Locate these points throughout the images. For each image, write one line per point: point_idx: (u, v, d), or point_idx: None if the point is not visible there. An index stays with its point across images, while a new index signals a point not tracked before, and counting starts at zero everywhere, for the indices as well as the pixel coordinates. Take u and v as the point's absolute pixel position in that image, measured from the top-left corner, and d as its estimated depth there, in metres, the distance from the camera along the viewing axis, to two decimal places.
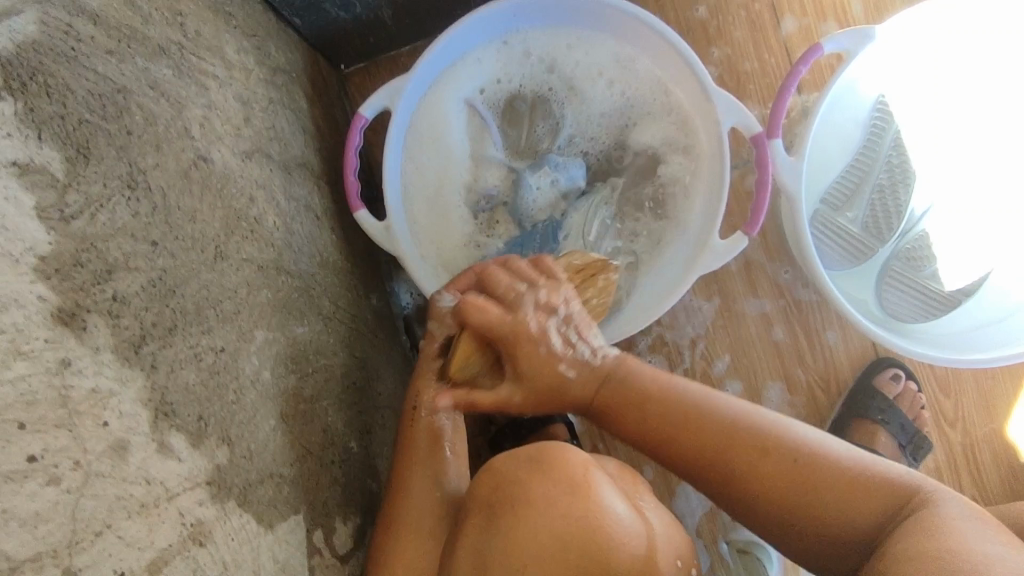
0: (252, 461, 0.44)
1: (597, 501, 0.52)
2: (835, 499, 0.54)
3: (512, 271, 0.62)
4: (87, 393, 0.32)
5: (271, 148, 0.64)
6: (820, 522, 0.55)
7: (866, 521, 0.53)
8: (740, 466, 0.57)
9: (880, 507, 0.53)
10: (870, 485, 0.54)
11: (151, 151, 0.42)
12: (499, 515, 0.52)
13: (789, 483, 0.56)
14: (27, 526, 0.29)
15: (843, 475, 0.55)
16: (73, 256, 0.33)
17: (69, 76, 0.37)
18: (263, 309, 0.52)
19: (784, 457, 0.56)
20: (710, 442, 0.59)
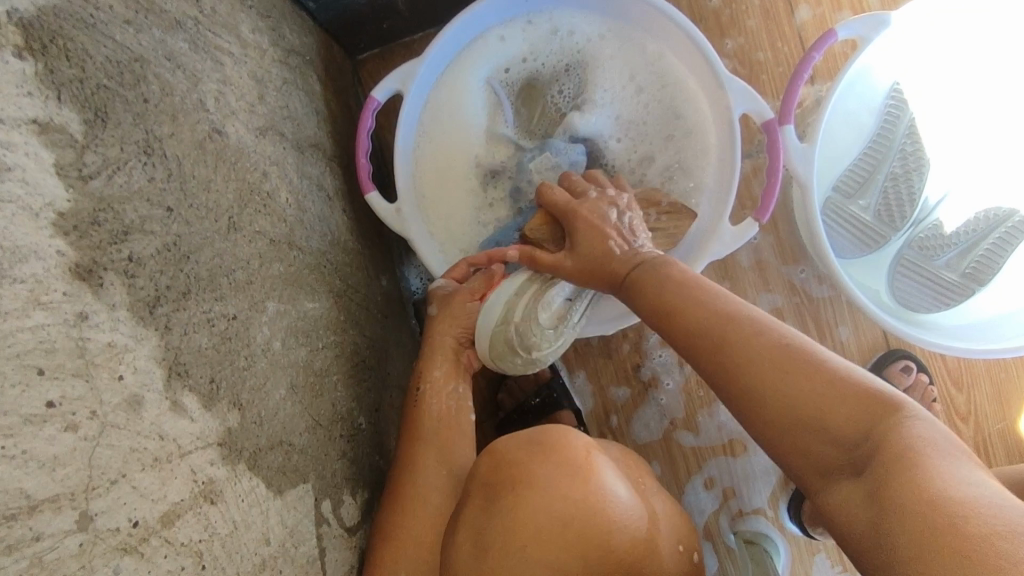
0: (262, 427, 0.45)
1: (599, 484, 0.52)
2: (833, 402, 0.44)
3: (572, 191, 0.65)
4: (103, 346, 0.33)
5: (285, 127, 0.65)
6: (782, 410, 0.45)
7: (847, 423, 0.43)
8: (735, 334, 0.50)
9: (858, 415, 0.43)
10: (868, 401, 0.42)
11: (167, 121, 0.43)
12: (498, 499, 0.52)
13: (817, 377, 0.45)
14: (45, 468, 0.29)
15: (852, 396, 0.44)
16: (91, 215, 0.34)
17: (89, 41, 0.37)
18: (275, 282, 0.53)
19: (768, 339, 0.48)
20: (698, 338, 0.53)
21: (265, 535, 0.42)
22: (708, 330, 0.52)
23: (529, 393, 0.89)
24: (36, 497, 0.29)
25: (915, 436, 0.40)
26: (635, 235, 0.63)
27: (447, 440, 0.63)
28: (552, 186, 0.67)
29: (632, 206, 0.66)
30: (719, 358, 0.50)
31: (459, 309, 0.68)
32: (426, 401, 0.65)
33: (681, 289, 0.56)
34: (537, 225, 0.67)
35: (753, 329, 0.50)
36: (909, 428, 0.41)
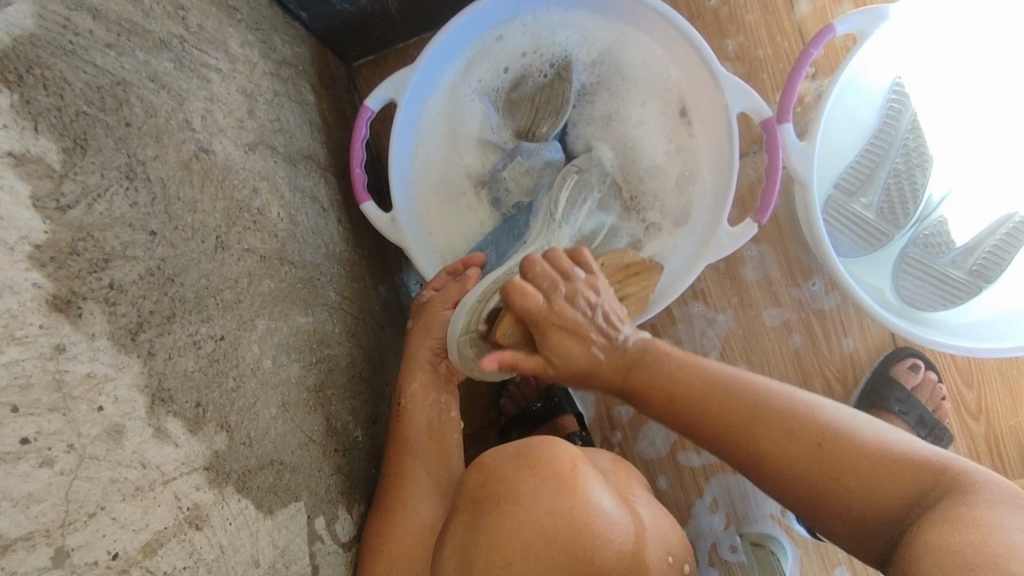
0: (252, 447, 0.45)
1: (585, 497, 0.51)
2: (869, 492, 0.51)
3: (542, 288, 0.56)
4: (82, 377, 0.33)
5: (276, 140, 0.65)
6: (835, 484, 0.52)
7: (898, 496, 0.51)
8: (764, 447, 0.55)
9: (906, 489, 0.51)
10: (894, 464, 0.52)
11: (150, 143, 0.43)
12: (483, 513, 0.51)
13: (809, 447, 0.54)
14: (19, 506, 0.29)
15: (899, 468, 0.52)
16: (69, 245, 0.34)
17: (66, 68, 0.37)
18: (265, 298, 0.53)
19: (806, 439, 0.54)
20: (733, 434, 0.57)
21: (254, 556, 0.42)
22: (761, 424, 0.56)
23: (531, 398, 0.91)
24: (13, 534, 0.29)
25: (961, 488, 0.48)
26: (620, 325, 0.59)
27: (434, 450, 0.64)
28: (535, 262, 0.57)
29: (600, 282, 0.58)
30: (756, 425, 0.56)
31: (438, 318, 0.67)
32: (409, 414, 0.65)
33: (717, 404, 0.58)
34: (507, 326, 0.58)
35: (802, 408, 0.56)
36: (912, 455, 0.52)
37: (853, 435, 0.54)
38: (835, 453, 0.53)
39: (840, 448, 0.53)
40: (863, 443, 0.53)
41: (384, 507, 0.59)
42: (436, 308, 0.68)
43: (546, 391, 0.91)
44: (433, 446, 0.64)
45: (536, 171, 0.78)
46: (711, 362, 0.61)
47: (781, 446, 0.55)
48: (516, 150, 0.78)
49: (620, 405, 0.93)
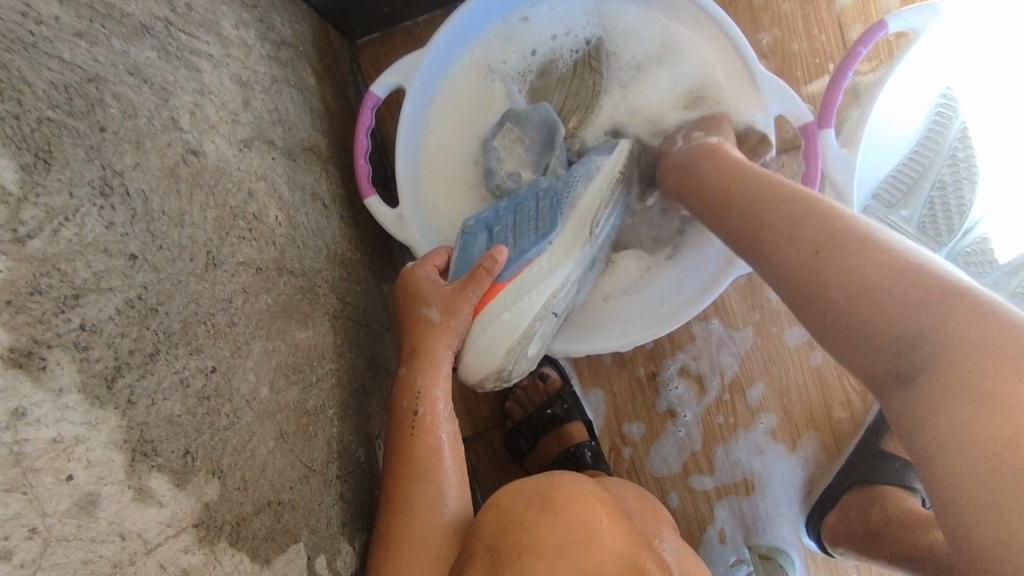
0: (248, 492, 0.41)
1: (613, 554, 0.47)
2: (882, 313, 0.39)
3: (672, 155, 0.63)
4: (47, 445, 0.28)
5: (274, 134, 0.59)
6: (845, 312, 0.41)
7: (907, 331, 0.37)
8: (766, 206, 0.50)
9: (922, 312, 0.36)
10: (919, 287, 0.37)
11: (129, 149, 0.37)
12: (503, 564, 0.46)
13: (809, 254, 0.44)
14: None
15: (904, 285, 0.38)
16: (30, 283, 0.29)
17: (26, 65, 0.31)
18: (262, 316, 0.48)
19: (803, 244, 0.45)
20: (741, 199, 0.52)
21: None
22: (804, 216, 0.47)
23: (540, 403, 0.91)
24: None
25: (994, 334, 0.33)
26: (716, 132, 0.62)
27: (430, 469, 0.59)
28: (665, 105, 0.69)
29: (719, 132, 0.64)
30: (759, 213, 0.50)
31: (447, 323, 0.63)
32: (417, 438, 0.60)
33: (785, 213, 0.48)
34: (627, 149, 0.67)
35: (857, 233, 0.43)
36: (950, 308, 0.36)
37: (880, 251, 0.41)
38: (829, 267, 0.42)
39: (854, 259, 0.41)
40: (894, 260, 0.40)
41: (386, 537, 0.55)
42: (457, 305, 0.63)
43: (556, 397, 0.91)
44: (431, 465, 0.59)
45: (529, 140, 0.72)
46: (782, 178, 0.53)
47: (802, 228, 0.46)
48: (506, 114, 0.72)
49: (631, 422, 0.93)
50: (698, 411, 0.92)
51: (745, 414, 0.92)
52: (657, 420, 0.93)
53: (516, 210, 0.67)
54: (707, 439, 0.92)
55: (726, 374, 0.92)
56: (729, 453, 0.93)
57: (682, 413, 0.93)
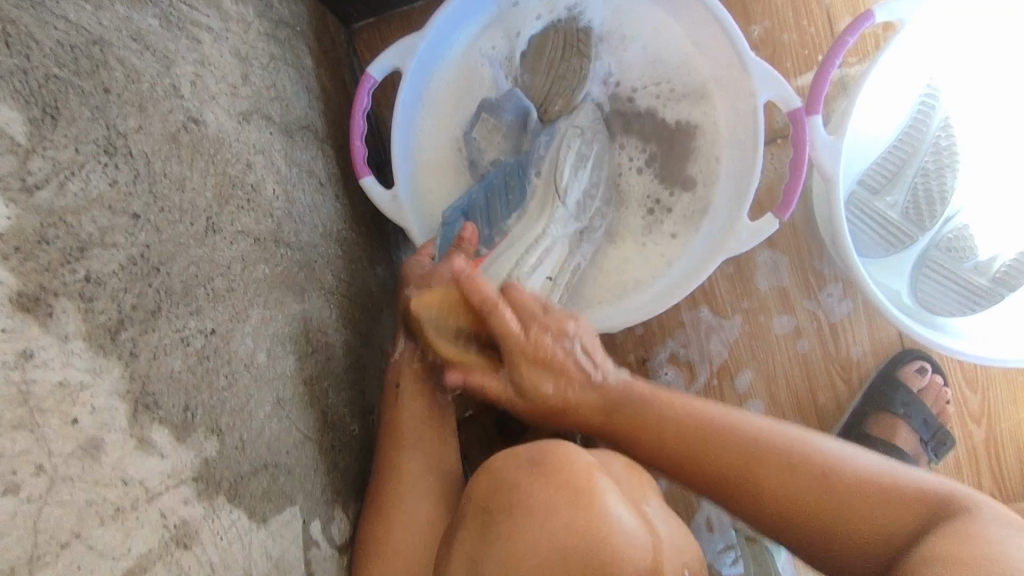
0: (245, 452, 0.41)
1: (601, 507, 0.48)
2: (858, 499, 0.50)
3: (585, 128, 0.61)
4: (53, 388, 0.29)
5: (272, 110, 0.60)
6: (819, 510, 0.51)
7: (858, 499, 0.50)
8: (695, 452, 0.56)
9: (866, 484, 0.51)
10: (850, 482, 0.51)
11: (132, 112, 0.38)
12: (491, 523, 0.49)
13: (784, 501, 0.52)
14: None
15: (816, 482, 0.52)
16: (38, 232, 0.30)
17: (34, 23, 0.32)
18: (260, 285, 0.49)
19: (736, 445, 0.55)
20: (717, 479, 0.55)
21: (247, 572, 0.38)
22: (697, 463, 0.56)
23: None
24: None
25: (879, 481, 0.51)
26: None
27: (431, 441, 0.61)
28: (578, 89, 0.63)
29: None
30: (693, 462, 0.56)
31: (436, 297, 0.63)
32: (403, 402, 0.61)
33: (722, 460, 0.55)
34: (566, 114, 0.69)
35: (787, 452, 0.54)
36: (803, 445, 0.54)
37: (785, 449, 0.54)
38: (793, 508, 0.52)
39: (798, 487, 0.52)
40: (791, 449, 0.54)
41: (382, 501, 0.56)
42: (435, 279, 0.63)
43: None
44: (432, 437, 0.61)
45: (505, 129, 0.75)
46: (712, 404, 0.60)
47: (758, 463, 0.54)
48: (482, 106, 0.75)
49: None
50: None
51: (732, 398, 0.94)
52: None
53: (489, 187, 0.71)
54: None
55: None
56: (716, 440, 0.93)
57: None
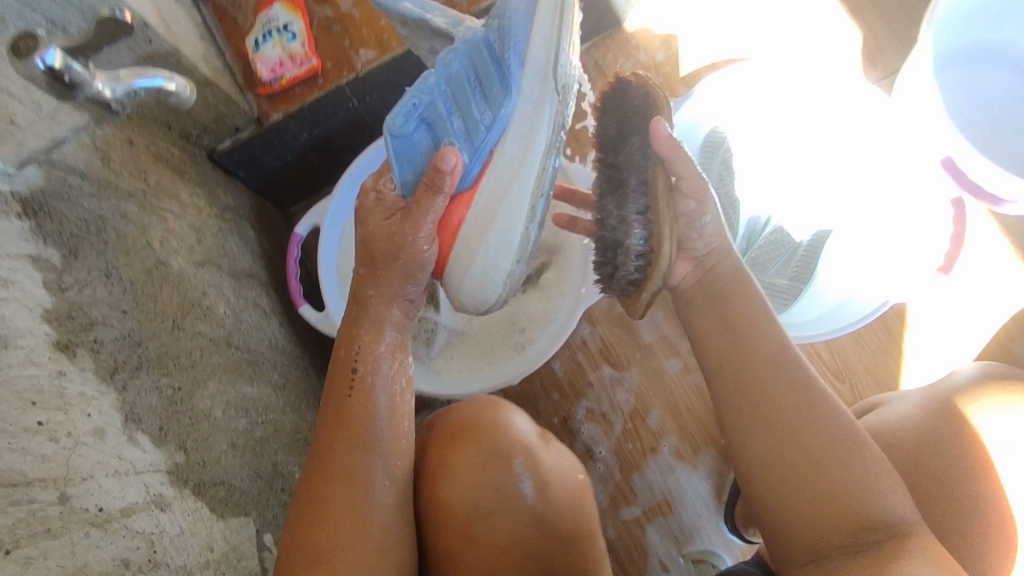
0: (207, 467, 0.59)
1: (492, 412, 0.72)
2: (825, 476, 0.55)
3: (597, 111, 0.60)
4: (77, 393, 0.47)
5: (222, 262, 0.84)
6: (810, 473, 0.55)
7: (815, 505, 0.55)
8: (761, 375, 0.58)
9: (839, 476, 0.55)
10: (835, 472, 0.55)
11: (121, 255, 0.61)
12: (429, 429, 0.73)
13: (760, 420, 0.58)
14: (38, 458, 0.42)
15: (823, 454, 0.56)
16: (66, 312, 0.50)
17: (63, 207, 0.54)
18: (215, 368, 0.69)
19: (789, 402, 0.57)
20: (771, 397, 0.58)
21: (207, 543, 0.55)
22: (737, 377, 0.59)
23: None
24: (31, 475, 0.41)
25: (862, 463, 0.56)
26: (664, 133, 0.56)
27: (396, 455, 0.62)
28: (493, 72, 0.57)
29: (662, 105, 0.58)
30: (754, 396, 0.58)
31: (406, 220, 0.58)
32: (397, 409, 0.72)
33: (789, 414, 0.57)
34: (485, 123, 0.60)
35: (809, 408, 0.57)
36: (846, 435, 0.56)
37: (808, 410, 0.57)
38: (804, 437, 0.56)
39: (799, 432, 0.56)
40: (809, 401, 0.58)
41: (352, 531, 0.58)
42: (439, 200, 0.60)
43: None
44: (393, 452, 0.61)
45: None
46: (787, 341, 0.60)
47: (765, 431, 0.57)
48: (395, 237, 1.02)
49: None
50: (610, 445, 1.12)
51: (648, 437, 1.12)
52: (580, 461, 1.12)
53: (449, 84, 0.56)
54: (625, 465, 1.11)
55: (624, 410, 1.12)
56: (645, 478, 1.11)
57: (598, 450, 1.12)
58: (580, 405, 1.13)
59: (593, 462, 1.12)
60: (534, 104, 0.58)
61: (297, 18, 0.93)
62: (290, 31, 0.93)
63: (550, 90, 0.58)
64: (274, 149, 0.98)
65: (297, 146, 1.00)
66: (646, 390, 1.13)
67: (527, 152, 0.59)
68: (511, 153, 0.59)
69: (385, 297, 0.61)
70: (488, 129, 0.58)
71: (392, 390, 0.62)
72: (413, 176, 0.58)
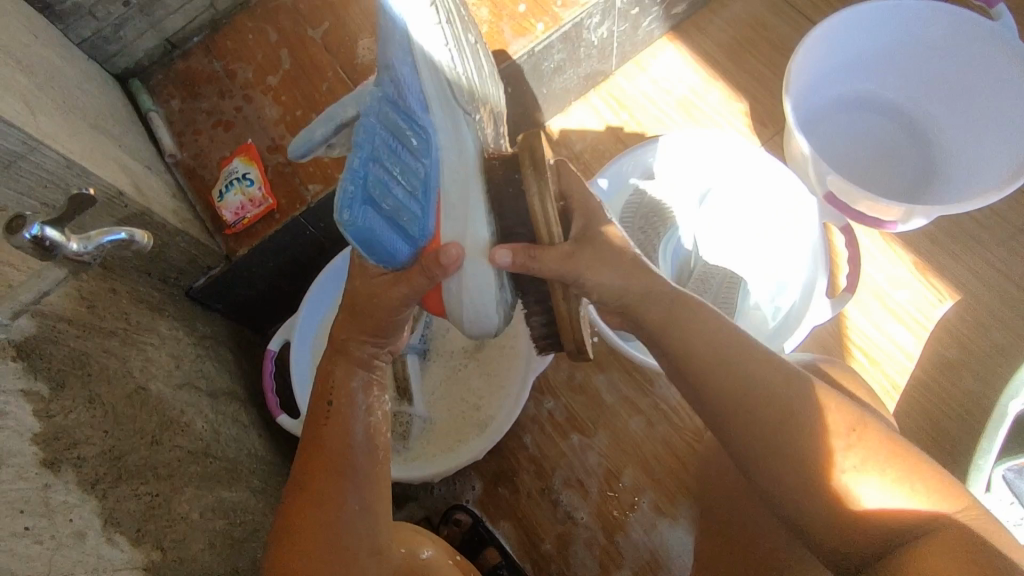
0: (182, 564, 0.68)
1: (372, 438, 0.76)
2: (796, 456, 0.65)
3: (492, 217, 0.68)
4: (62, 501, 0.56)
5: (199, 382, 0.94)
6: (743, 436, 0.68)
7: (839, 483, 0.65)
8: (708, 371, 0.69)
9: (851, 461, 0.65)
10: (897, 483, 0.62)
11: (104, 383, 0.70)
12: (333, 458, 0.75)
13: (735, 404, 0.68)
14: (23, 556, 0.50)
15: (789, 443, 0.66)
16: (53, 435, 0.59)
17: (53, 346, 0.64)
18: (195, 476, 0.77)
19: (768, 383, 0.68)
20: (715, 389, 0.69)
21: None
22: (698, 371, 0.70)
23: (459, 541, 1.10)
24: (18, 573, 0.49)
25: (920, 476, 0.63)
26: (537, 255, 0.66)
27: (373, 487, 0.69)
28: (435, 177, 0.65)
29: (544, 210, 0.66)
30: (695, 382, 0.70)
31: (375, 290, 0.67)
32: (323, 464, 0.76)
33: (759, 407, 0.67)
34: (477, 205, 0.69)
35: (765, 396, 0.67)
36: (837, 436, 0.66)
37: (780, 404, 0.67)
38: (735, 417, 0.68)
39: (738, 413, 0.68)
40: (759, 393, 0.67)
41: (343, 560, 0.65)
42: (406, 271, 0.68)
43: (472, 531, 1.10)
44: (373, 487, 0.69)
45: None
46: (717, 333, 0.70)
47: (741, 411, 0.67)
48: None
49: (545, 543, 1.11)
50: (590, 510, 1.11)
51: (625, 495, 1.12)
52: (563, 531, 1.11)
53: (373, 151, 0.58)
54: (608, 529, 1.10)
55: (598, 472, 1.13)
56: (629, 538, 1.10)
57: (579, 516, 1.11)
58: (554, 473, 1.14)
59: (574, 531, 1.11)
60: (458, 139, 0.67)
61: (254, 167, 1.08)
62: (248, 178, 1.07)
63: (460, 124, 0.67)
64: (247, 280, 1.12)
65: (265, 273, 1.14)
66: (616, 449, 1.14)
67: (463, 176, 0.66)
68: (461, 182, 0.67)
69: (348, 363, 0.72)
70: (425, 180, 0.64)
71: (369, 422, 0.71)
72: (385, 255, 0.62)
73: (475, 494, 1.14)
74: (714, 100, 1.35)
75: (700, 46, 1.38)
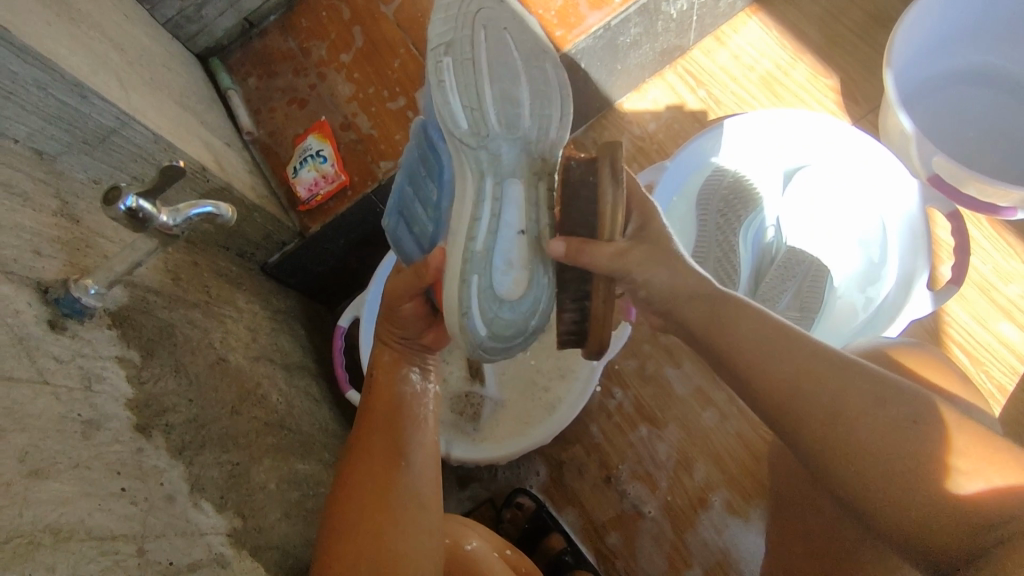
0: (261, 533, 0.70)
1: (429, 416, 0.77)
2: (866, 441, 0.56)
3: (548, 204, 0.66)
4: (153, 466, 0.58)
5: (274, 355, 0.95)
6: (798, 422, 0.59)
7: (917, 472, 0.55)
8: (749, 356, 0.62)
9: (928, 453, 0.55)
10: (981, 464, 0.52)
11: (189, 353, 0.71)
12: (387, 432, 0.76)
13: (787, 387, 0.60)
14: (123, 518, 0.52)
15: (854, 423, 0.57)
16: (143, 401, 0.60)
17: (143, 315, 0.66)
18: (269, 448, 0.78)
19: (820, 363, 0.60)
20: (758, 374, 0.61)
21: None
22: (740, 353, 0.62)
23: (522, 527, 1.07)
24: (116, 532, 0.50)
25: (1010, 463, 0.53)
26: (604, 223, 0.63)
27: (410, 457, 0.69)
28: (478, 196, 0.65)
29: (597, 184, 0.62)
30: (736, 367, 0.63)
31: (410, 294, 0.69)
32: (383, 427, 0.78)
33: (812, 389, 0.59)
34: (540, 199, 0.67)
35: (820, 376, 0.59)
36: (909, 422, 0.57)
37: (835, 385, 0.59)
38: (786, 402, 0.60)
39: (788, 397, 0.60)
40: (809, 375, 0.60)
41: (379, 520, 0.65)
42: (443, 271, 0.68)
43: (535, 517, 1.07)
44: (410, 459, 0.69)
45: None
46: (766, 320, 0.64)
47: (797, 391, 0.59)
48: None
49: (609, 533, 1.09)
50: (658, 504, 1.08)
51: (694, 490, 1.08)
52: (628, 522, 1.08)
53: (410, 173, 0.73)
54: (676, 525, 1.07)
55: (667, 466, 1.09)
56: (698, 535, 1.06)
57: (646, 510, 1.08)
58: (620, 463, 1.11)
59: (641, 523, 1.08)
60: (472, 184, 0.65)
61: (327, 144, 1.09)
62: (321, 155, 1.08)
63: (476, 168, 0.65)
64: (319, 257, 1.14)
65: (336, 251, 1.15)
66: (687, 442, 1.10)
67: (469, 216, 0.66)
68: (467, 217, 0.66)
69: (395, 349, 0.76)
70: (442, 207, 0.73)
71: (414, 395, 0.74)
72: (407, 257, 0.75)
73: (540, 480, 1.13)
74: (801, 76, 1.27)
75: (788, 18, 1.28)
